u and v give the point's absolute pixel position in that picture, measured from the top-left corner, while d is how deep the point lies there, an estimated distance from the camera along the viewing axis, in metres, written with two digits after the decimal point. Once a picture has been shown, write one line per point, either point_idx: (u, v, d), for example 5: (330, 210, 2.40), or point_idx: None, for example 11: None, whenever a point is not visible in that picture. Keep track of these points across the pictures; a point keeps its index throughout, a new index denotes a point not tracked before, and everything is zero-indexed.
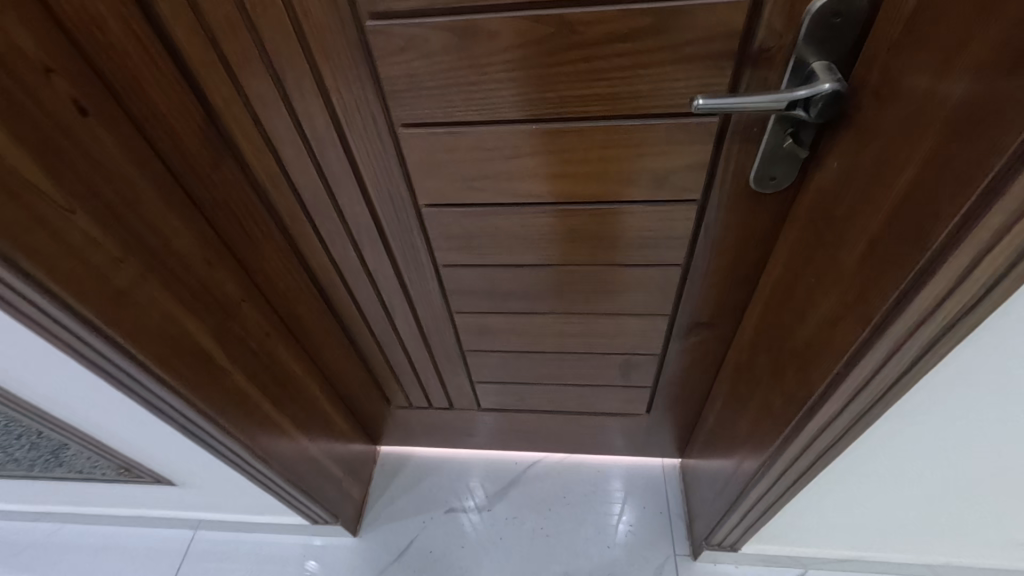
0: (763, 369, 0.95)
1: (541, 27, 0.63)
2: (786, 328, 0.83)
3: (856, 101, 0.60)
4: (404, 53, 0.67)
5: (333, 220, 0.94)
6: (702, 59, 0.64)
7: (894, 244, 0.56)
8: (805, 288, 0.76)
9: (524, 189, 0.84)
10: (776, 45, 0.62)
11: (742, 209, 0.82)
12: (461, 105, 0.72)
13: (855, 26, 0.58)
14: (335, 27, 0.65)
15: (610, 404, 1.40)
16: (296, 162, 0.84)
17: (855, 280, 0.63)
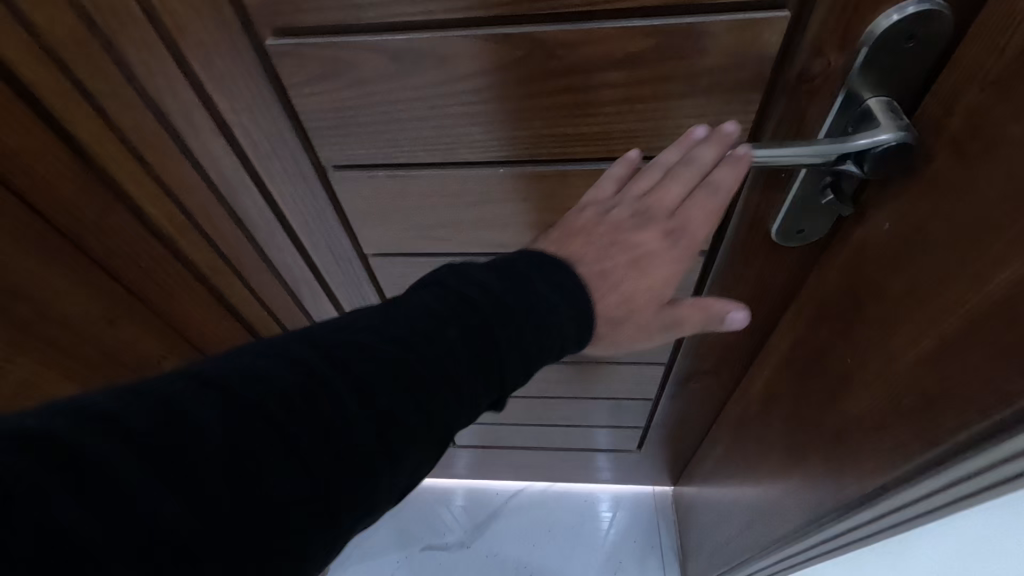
0: (774, 437, 0.81)
1: (508, 50, 0.46)
2: (806, 404, 0.70)
3: (926, 149, 0.45)
4: (323, 82, 0.50)
5: (262, 268, 0.77)
6: (723, 90, 0.48)
7: (979, 355, 0.42)
8: (834, 366, 0.62)
9: (492, 239, 0.68)
10: (820, 72, 0.46)
11: (758, 261, 0.68)
12: (406, 144, 0.55)
13: (931, 55, 0.43)
14: (225, 45, 0.48)
15: (599, 440, 1.28)
16: (200, 211, 0.66)
17: (912, 384, 0.49)
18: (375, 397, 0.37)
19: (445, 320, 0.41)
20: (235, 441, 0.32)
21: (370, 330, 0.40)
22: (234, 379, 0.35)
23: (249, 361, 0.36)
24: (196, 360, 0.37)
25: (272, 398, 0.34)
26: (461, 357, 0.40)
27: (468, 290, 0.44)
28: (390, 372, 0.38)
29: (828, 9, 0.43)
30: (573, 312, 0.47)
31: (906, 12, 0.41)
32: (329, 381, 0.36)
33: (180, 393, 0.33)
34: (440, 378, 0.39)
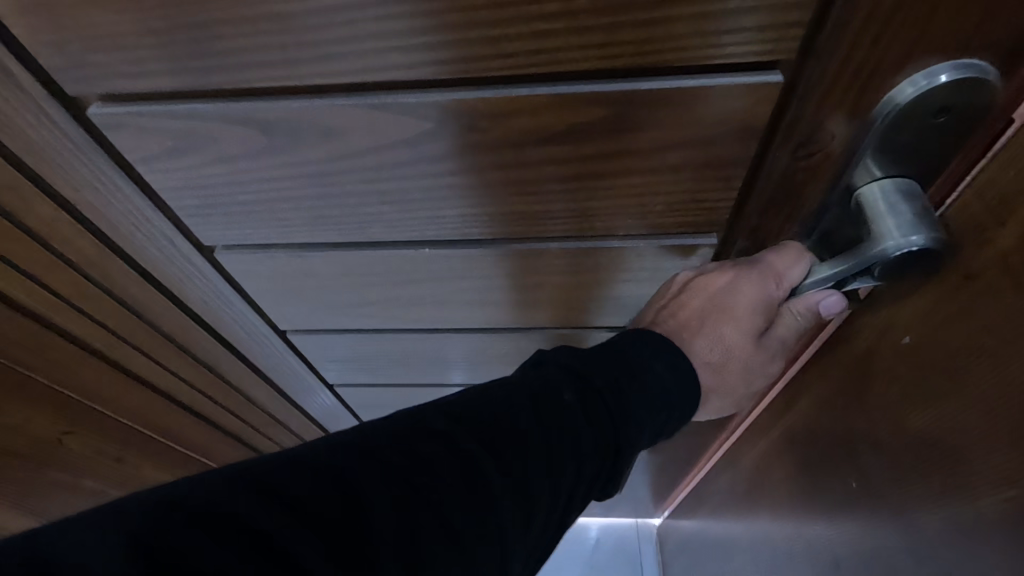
0: (743, 521, 0.71)
1: (413, 120, 0.35)
2: (773, 500, 0.59)
3: (965, 261, 0.32)
4: (180, 157, 0.38)
5: (165, 355, 0.64)
6: (698, 166, 0.37)
7: (1007, 560, 0.30)
8: (805, 479, 0.51)
9: (419, 316, 0.57)
10: (825, 146, 0.35)
11: None
12: (305, 225, 0.44)
13: (973, 134, 0.31)
14: (34, 116, 0.36)
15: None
16: (84, 300, 0.53)
17: (906, 551, 0.38)
18: (495, 532, 0.31)
19: (569, 425, 0.36)
20: (303, 545, 0.26)
21: (470, 409, 0.35)
22: (346, 504, 0.28)
23: (361, 471, 0.29)
24: (275, 456, 0.30)
25: (390, 536, 0.28)
26: (573, 485, 0.35)
27: (594, 385, 0.38)
28: (513, 507, 0.32)
29: (836, 70, 0.31)
30: (683, 381, 0.42)
31: (938, 80, 0.30)
32: (452, 515, 0.30)
33: (282, 516, 0.26)
34: (553, 510, 0.34)
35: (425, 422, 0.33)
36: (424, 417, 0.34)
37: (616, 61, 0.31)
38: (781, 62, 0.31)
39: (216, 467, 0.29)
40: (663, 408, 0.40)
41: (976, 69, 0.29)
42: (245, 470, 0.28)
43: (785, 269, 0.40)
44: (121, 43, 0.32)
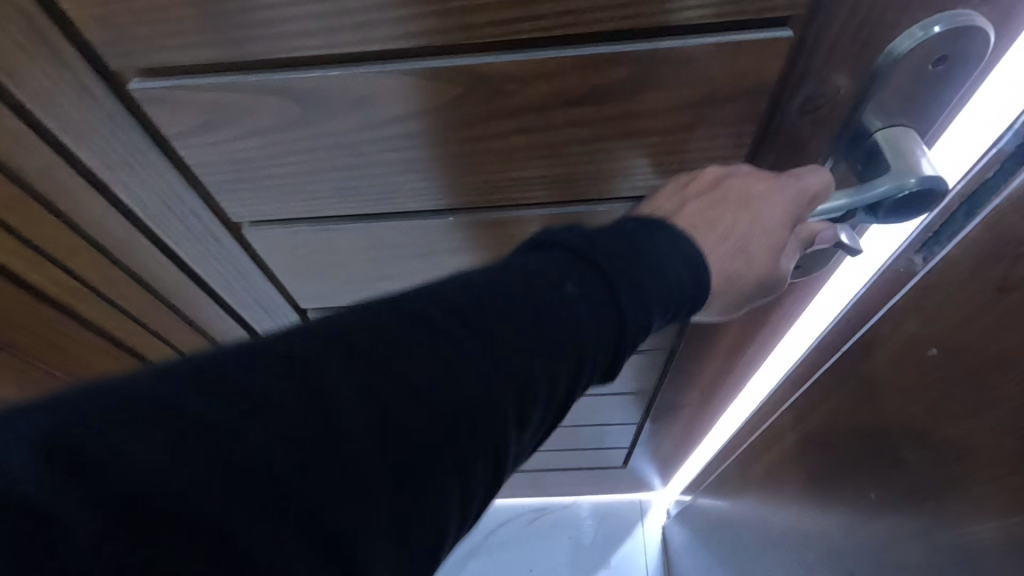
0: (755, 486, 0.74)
1: (442, 86, 0.36)
2: (788, 455, 0.62)
3: (1002, 275, 0.34)
4: (214, 131, 0.39)
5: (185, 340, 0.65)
6: (712, 124, 0.39)
7: None
8: (825, 441, 0.54)
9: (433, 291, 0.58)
10: (831, 98, 0.37)
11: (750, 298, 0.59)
12: (332, 198, 0.46)
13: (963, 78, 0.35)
14: (74, 94, 0.37)
15: (579, 466, 1.19)
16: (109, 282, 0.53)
17: (935, 518, 0.41)
18: (486, 428, 0.28)
19: (571, 318, 0.32)
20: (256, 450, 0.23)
21: (459, 299, 0.31)
22: (307, 406, 0.25)
23: (326, 368, 0.26)
24: (226, 351, 0.26)
25: (362, 437, 0.25)
26: (576, 376, 0.32)
27: (603, 275, 0.34)
28: (507, 403, 0.29)
29: (841, 25, 0.34)
30: (694, 273, 0.38)
31: (933, 31, 0.33)
32: (438, 414, 0.27)
33: (234, 414, 0.24)
34: (554, 402, 0.32)
35: (406, 312, 0.29)
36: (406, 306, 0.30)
37: (639, 21, 0.33)
38: (792, 19, 0.34)
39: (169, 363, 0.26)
40: (675, 292, 0.37)
41: (965, 19, 0.32)
42: (186, 371, 0.25)
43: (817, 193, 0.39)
44: (163, 15, 0.33)
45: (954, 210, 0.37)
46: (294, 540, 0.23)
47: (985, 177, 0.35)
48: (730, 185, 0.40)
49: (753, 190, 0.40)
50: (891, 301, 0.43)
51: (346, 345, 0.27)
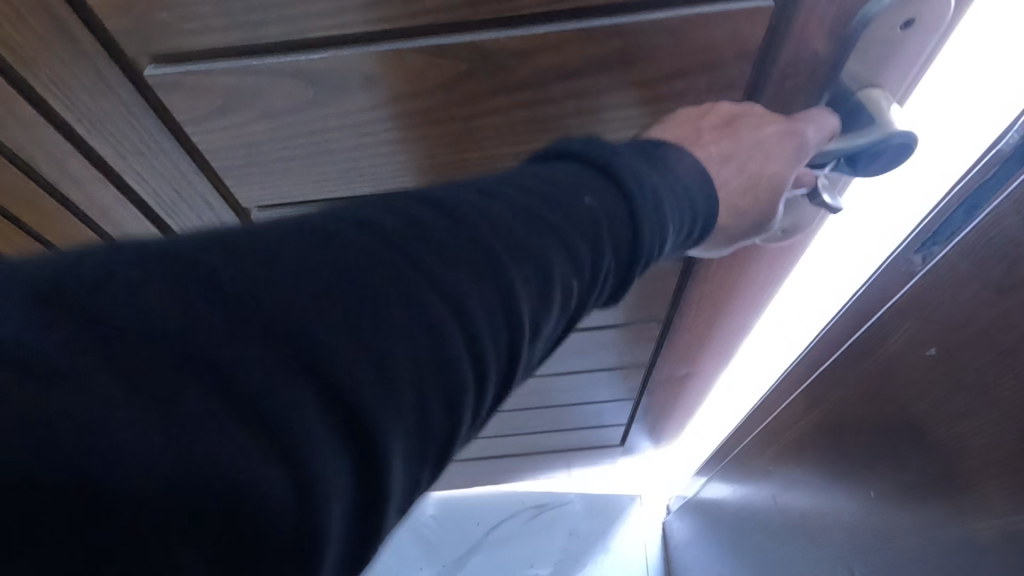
0: (754, 461, 0.78)
1: (447, 62, 0.38)
2: (793, 433, 0.66)
3: (1002, 274, 0.37)
4: (228, 116, 0.41)
5: None
6: (700, 94, 0.42)
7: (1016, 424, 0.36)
8: (828, 410, 0.57)
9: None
10: (806, 65, 0.40)
11: (741, 265, 0.63)
12: (340, 180, 0.47)
13: (929, 37, 0.38)
14: (91, 82, 0.38)
15: (576, 445, 1.22)
16: None
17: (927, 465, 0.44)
18: (506, 320, 0.30)
19: (584, 222, 0.34)
20: (301, 321, 0.25)
21: (482, 199, 0.32)
22: (353, 281, 0.26)
23: (370, 249, 0.28)
24: (277, 224, 0.28)
25: (399, 313, 0.27)
26: (585, 282, 0.35)
27: (623, 186, 0.36)
28: (529, 294, 0.31)
29: None
30: (703, 199, 0.41)
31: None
32: (467, 299, 0.29)
33: (281, 287, 0.25)
34: (565, 305, 0.34)
35: (435, 209, 0.31)
36: (434, 203, 0.31)
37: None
38: None
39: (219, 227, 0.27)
40: (682, 216, 0.39)
41: None
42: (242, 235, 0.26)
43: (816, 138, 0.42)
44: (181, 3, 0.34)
45: (958, 207, 0.39)
46: (330, 399, 0.24)
47: (988, 174, 0.36)
48: (746, 122, 0.41)
49: (763, 131, 0.42)
50: (896, 295, 0.46)
51: (381, 234, 0.29)
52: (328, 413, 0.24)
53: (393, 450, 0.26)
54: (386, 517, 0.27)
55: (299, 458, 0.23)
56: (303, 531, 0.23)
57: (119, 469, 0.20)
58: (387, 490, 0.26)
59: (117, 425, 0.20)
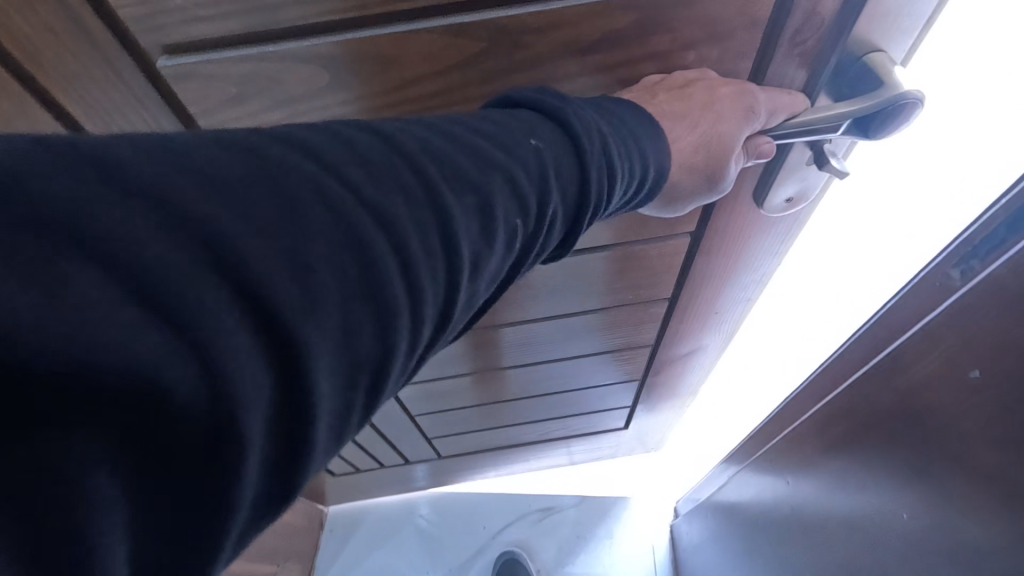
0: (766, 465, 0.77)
1: (462, 41, 0.39)
2: (799, 433, 0.66)
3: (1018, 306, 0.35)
4: (241, 106, 0.40)
5: None
6: (711, 64, 0.43)
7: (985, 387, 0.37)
8: (836, 410, 0.57)
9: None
10: (815, 30, 0.41)
11: (745, 236, 0.64)
12: None
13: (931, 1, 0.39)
14: (100, 73, 0.37)
15: (580, 431, 1.23)
16: None
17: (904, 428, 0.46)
18: (444, 253, 0.30)
19: (531, 162, 0.35)
20: (235, 237, 0.23)
21: (428, 135, 0.32)
22: (288, 201, 0.25)
23: (311, 175, 0.27)
24: (210, 136, 0.27)
25: (334, 235, 0.26)
26: (529, 223, 0.35)
27: (571, 131, 0.37)
28: (469, 226, 0.31)
29: None
30: (649, 154, 0.42)
31: None
32: (405, 227, 0.29)
33: (214, 202, 0.24)
34: (507, 245, 0.34)
35: (379, 143, 0.30)
36: (378, 137, 0.31)
37: None
38: None
39: (145, 134, 0.26)
40: (629, 169, 0.40)
41: None
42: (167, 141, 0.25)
43: (778, 109, 0.44)
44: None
45: (997, 224, 0.37)
46: (251, 317, 0.23)
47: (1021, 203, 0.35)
48: (694, 97, 0.43)
49: (715, 105, 0.43)
50: (924, 317, 0.44)
51: (321, 161, 0.28)
52: (254, 333, 0.23)
53: (321, 377, 0.25)
54: (315, 448, 0.26)
55: (222, 374, 0.22)
56: (222, 441, 0.22)
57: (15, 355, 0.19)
58: (315, 419, 0.25)
59: (16, 300, 0.19)
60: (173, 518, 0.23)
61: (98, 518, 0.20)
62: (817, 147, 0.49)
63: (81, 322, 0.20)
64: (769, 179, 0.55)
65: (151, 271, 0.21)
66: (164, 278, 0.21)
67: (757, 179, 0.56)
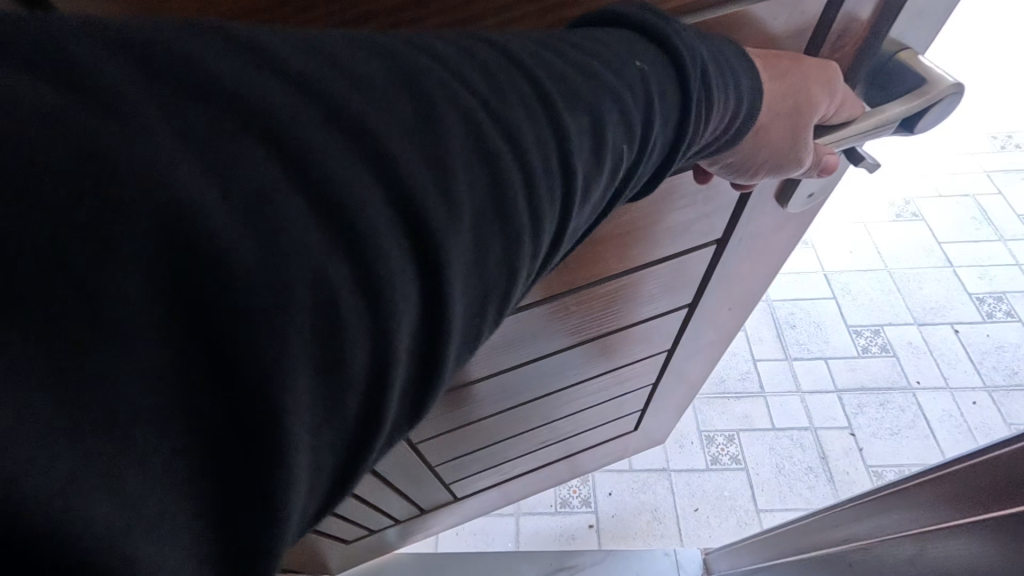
0: (870, 543, 0.74)
1: None
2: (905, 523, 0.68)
3: None
4: None
5: None
6: None
7: None
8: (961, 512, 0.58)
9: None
10: (852, 34, 0.43)
11: (765, 236, 0.66)
12: None
13: (945, 11, 0.43)
14: None
15: (594, 442, 1.20)
16: None
17: None
18: (562, 172, 0.34)
19: (635, 84, 0.36)
20: (388, 137, 0.28)
21: (542, 54, 0.34)
22: (434, 119, 0.29)
23: (448, 87, 0.30)
24: (379, 52, 0.30)
25: (468, 148, 0.30)
26: (635, 148, 0.37)
27: (676, 60, 0.37)
28: (581, 145, 0.34)
29: None
30: (749, 92, 0.40)
31: None
32: (528, 143, 0.32)
33: (369, 102, 0.28)
34: (610, 175, 0.37)
35: (505, 58, 0.33)
36: (503, 55, 0.33)
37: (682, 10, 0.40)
38: None
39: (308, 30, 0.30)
40: (723, 104, 0.40)
41: None
42: (343, 54, 0.29)
43: (846, 103, 0.44)
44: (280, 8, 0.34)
45: None
46: (412, 217, 0.28)
47: None
48: (783, 55, 0.42)
49: (802, 62, 0.42)
50: None
51: (455, 76, 0.31)
52: (401, 224, 0.28)
53: (458, 270, 0.30)
54: (453, 324, 0.31)
55: (380, 245, 0.27)
56: (383, 306, 0.27)
57: (257, 209, 0.24)
58: (452, 300, 0.30)
59: (249, 153, 0.25)
60: (345, 367, 0.27)
61: (286, 351, 0.25)
62: (842, 150, 0.49)
63: (303, 182, 0.26)
64: (794, 182, 0.56)
65: (312, 165, 0.26)
66: (322, 161, 0.26)
67: (778, 183, 0.57)
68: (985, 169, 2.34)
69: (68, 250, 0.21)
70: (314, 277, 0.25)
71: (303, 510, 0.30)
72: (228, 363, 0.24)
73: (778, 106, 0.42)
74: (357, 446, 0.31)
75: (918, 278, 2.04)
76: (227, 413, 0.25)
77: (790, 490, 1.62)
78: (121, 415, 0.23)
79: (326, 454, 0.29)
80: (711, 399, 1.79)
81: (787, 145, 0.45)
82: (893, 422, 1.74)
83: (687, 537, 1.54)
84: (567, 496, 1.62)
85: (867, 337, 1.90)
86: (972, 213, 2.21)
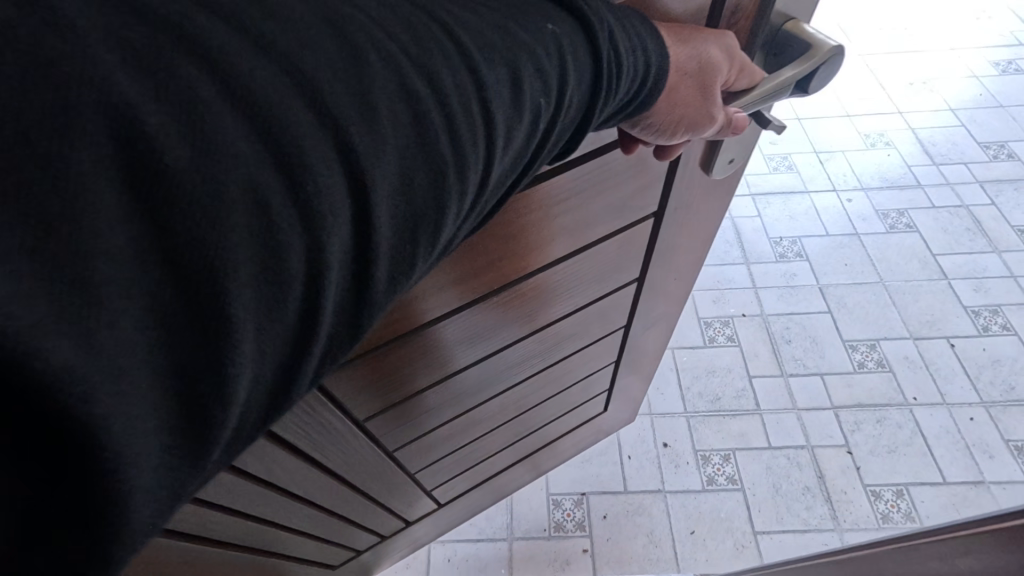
0: None
1: None
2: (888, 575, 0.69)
3: None
4: None
5: None
6: None
7: None
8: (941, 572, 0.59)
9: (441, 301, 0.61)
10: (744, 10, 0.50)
11: (698, 204, 0.71)
12: None
13: None
14: None
15: (567, 429, 1.22)
16: None
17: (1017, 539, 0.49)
18: (480, 115, 0.39)
19: (549, 45, 0.42)
20: (319, 65, 0.33)
21: (462, 18, 0.40)
22: (359, 53, 0.35)
23: (372, 30, 0.36)
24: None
25: (392, 83, 0.36)
26: (552, 103, 0.43)
27: (587, 28, 0.44)
28: (500, 92, 0.40)
29: None
30: (657, 57, 0.46)
31: None
32: (446, 85, 0.38)
33: (303, 35, 0.34)
34: (529, 125, 0.43)
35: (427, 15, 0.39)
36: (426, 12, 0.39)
37: None
38: None
39: None
40: (632, 66, 0.46)
41: None
42: None
43: (744, 70, 0.51)
44: None
45: None
46: (341, 132, 0.33)
47: None
48: (685, 26, 0.48)
49: (702, 30, 0.49)
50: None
51: (380, 24, 0.37)
52: (330, 138, 0.33)
53: (382, 185, 0.35)
54: (380, 231, 0.36)
55: (308, 151, 0.32)
56: (314, 206, 0.32)
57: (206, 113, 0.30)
58: (376, 212, 0.35)
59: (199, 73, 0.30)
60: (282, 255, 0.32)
61: (228, 233, 0.30)
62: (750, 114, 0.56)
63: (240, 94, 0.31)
64: (715, 147, 0.61)
65: (248, 84, 0.31)
66: (259, 78, 0.31)
67: (702, 151, 0.62)
68: (974, 183, 2.43)
69: (48, 141, 0.26)
70: (250, 171, 0.30)
71: (249, 393, 0.34)
72: (180, 243, 0.29)
73: (684, 68, 0.48)
74: (297, 336, 0.35)
75: (913, 291, 2.07)
76: (183, 294, 0.29)
77: (788, 510, 1.58)
78: (103, 281, 0.26)
79: (269, 342, 0.33)
80: (706, 416, 1.77)
81: (698, 105, 0.51)
82: (891, 440, 1.71)
83: (683, 560, 1.51)
84: (561, 520, 1.58)
85: (864, 352, 1.91)
86: (964, 225, 2.27)
